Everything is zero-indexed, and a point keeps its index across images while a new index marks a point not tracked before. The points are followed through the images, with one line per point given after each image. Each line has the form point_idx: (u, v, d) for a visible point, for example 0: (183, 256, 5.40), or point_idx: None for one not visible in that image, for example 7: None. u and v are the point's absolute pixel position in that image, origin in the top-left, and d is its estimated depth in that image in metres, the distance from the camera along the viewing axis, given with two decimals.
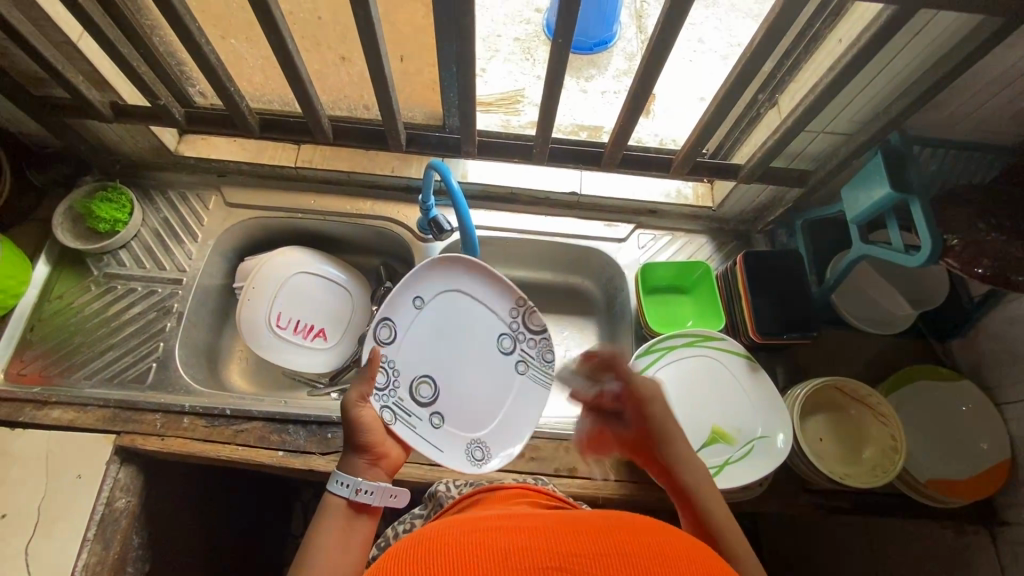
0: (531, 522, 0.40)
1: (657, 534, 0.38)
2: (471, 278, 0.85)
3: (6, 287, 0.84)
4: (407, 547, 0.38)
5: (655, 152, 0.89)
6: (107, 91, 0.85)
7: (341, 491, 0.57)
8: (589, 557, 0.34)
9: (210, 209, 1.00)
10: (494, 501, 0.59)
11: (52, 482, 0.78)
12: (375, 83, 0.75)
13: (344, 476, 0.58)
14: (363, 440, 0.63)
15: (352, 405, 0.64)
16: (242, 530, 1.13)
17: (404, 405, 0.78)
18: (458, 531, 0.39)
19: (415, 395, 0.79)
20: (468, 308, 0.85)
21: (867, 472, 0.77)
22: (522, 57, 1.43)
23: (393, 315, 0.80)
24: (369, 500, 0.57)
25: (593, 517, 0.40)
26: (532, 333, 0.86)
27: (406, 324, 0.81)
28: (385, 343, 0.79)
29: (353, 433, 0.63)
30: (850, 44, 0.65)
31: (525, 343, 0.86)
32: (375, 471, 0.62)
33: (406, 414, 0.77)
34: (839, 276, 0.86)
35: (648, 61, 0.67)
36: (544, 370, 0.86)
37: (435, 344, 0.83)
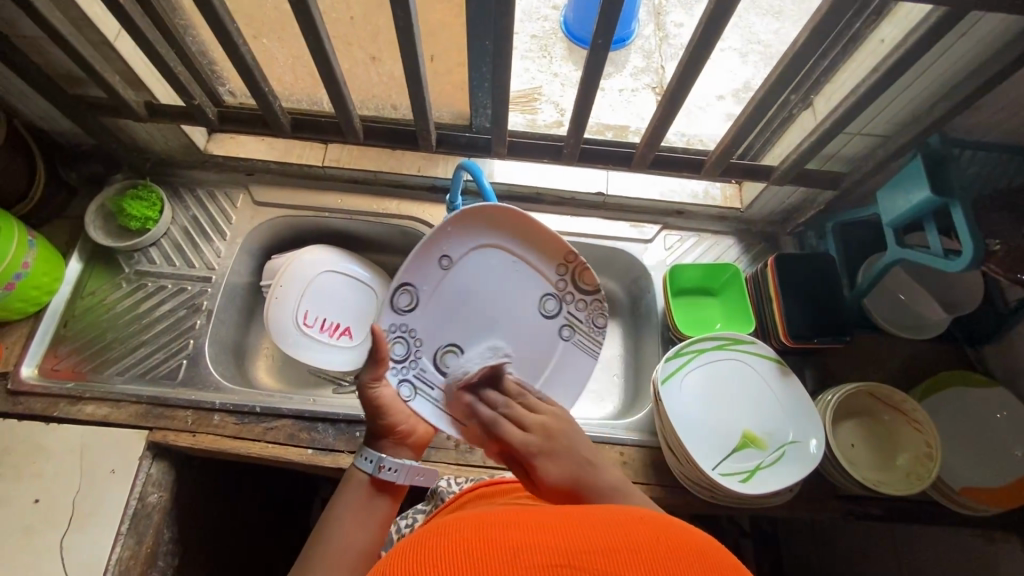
0: (539, 515, 0.39)
1: (672, 533, 0.36)
2: (510, 232, 0.75)
3: (41, 284, 0.86)
4: (413, 545, 0.36)
5: (686, 153, 0.88)
6: (141, 91, 0.86)
7: (366, 467, 0.58)
8: (602, 555, 0.33)
9: (238, 207, 1.00)
10: (498, 496, 0.59)
11: (87, 476, 0.79)
12: (409, 83, 0.75)
13: (368, 453, 0.59)
14: (386, 420, 0.63)
15: (367, 387, 0.62)
16: (266, 523, 1.14)
17: (426, 376, 0.70)
18: (465, 526, 0.37)
19: (441, 363, 0.72)
20: (506, 266, 0.76)
21: (901, 480, 0.76)
22: (539, 54, 1.42)
23: (414, 278, 0.70)
24: (393, 477, 0.58)
25: (605, 510, 0.39)
26: (581, 294, 0.80)
27: (433, 285, 0.71)
28: (404, 309, 0.70)
29: (375, 414, 0.63)
30: (896, 44, 0.64)
31: (571, 305, 0.80)
32: (400, 450, 0.63)
33: (428, 387, 0.69)
34: (873, 280, 0.84)
35: (686, 62, 0.67)
36: (590, 335, 0.82)
37: (462, 305, 0.74)
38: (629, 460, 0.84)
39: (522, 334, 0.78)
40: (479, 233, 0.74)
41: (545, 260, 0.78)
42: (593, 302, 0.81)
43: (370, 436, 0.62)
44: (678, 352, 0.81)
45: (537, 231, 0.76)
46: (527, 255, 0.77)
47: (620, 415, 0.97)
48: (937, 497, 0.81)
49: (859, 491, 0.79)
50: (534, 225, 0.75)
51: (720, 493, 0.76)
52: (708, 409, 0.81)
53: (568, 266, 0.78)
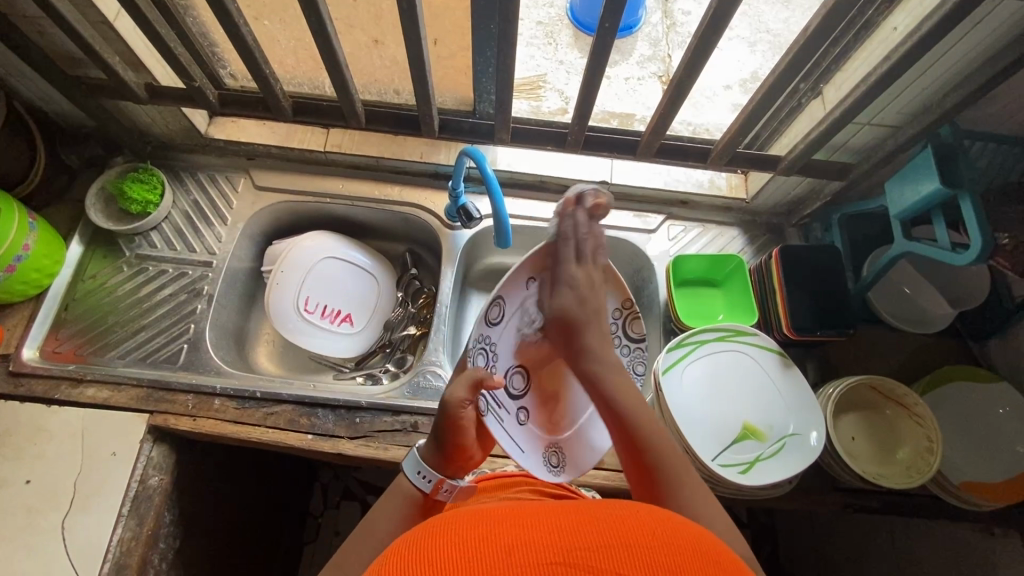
0: (534, 509, 0.38)
1: (663, 527, 0.36)
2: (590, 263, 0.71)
3: (42, 267, 0.86)
4: (405, 548, 0.36)
5: (692, 142, 0.87)
6: (142, 72, 0.85)
7: (422, 484, 0.58)
8: (595, 551, 0.33)
9: (239, 192, 1.00)
10: (495, 489, 0.64)
11: (89, 459, 0.79)
12: (411, 66, 0.73)
13: (426, 471, 0.59)
14: (458, 442, 0.59)
15: (457, 404, 0.57)
16: (266, 506, 1.15)
17: (495, 395, 0.64)
18: (458, 524, 0.37)
19: (508, 385, 0.66)
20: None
21: (901, 473, 0.76)
22: (544, 41, 1.40)
23: (507, 292, 0.64)
24: (446, 498, 0.59)
25: (596, 505, 0.39)
26: (631, 340, 0.76)
27: (516, 306, 0.65)
28: (492, 322, 0.63)
29: (450, 433, 0.59)
30: (911, 31, 0.62)
31: (620, 349, 0.76)
32: (455, 470, 0.61)
33: (496, 406, 0.64)
34: (879, 273, 0.83)
35: (693, 48, 0.65)
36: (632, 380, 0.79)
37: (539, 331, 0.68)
38: None
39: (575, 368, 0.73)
40: None
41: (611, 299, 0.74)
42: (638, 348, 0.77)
43: (433, 444, 0.60)
44: (679, 343, 0.81)
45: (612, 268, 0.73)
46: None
47: None
48: (937, 492, 0.80)
49: (858, 484, 0.79)
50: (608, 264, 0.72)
51: (722, 485, 0.76)
52: (709, 400, 0.81)
53: (624, 310, 0.75)
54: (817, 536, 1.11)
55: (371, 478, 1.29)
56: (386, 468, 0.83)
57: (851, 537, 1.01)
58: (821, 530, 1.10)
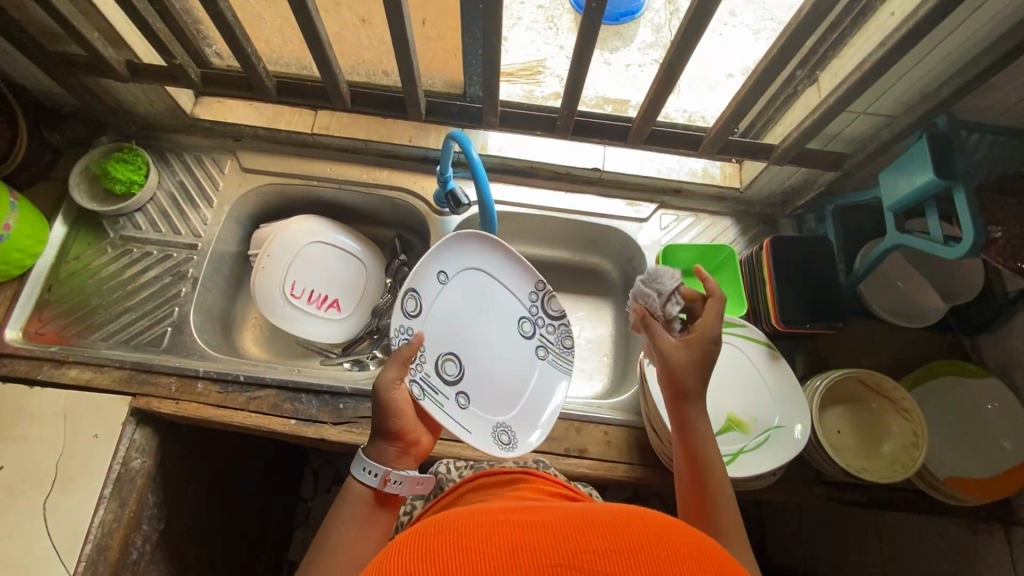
0: (540, 515, 0.38)
1: (670, 531, 0.36)
2: (493, 255, 0.82)
3: (23, 247, 0.84)
4: (402, 544, 0.36)
5: (684, 129, 0.85)
6: (123, 49, 0.83)
7: (370, 480, 0.58)
8: (593, 549, 0.33)
9: (226, 173, 0.98)
10: (496, 487, 0.61)
11: (70, 441, 0.79)
12: (395, 46, 0.71)
13: (369, 465, 0.58)
14: (393, 428, 0.62)
15: (388, 384, 0.62)
16: (255, 491, 1.15)
17: (430, 381, 0.73)
18: (457, 523, 0.37)
19: (440, 372, 0.75)
20: (489, 288, 0.83)
21: (885, 467, 0.75)
22: (545, 26, 1.37)
23: (419, 286, 0.76)
24: (398, 489, 0.58)
25: (596, 508, 0.39)
26: (552, 318, 0.87)
27: (431, 297, 0.77)
28: (411, 313, 0.74)
29: (383, 420, 0.62)
30: (906, 16, 0.61)
31: (545, 328, 0.86)
32: (402, 460, 0.62)
33: (433, 391, 0.72)
34: (870, 266, 0.82)
35: (683, 30, 0.63)
36: (563, 357, 0.86)
37: (456, 319, 0.80)
38: (613, 440, 0.83)
39: (503, 352, 0.82)
40: (468, 256, 0.81)
41: (524, 284, 0.85)
42: (562, 325, 0.87)
43: (372, 441, 0.62)
44: None
45: (515, 257, 0.84)
46: (509, 281, 0.84)
47: (607, 395, 0.97)
48: (922, 487, 0.79)
49: (843, 478, 0.78)
50: (509, 251, 0.83)
51: None
52: None
53: (540, 291, 0.85)
54: (805, 528, 1.11)
55: None
56: None
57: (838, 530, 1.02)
58: (808, 522, 1.10)
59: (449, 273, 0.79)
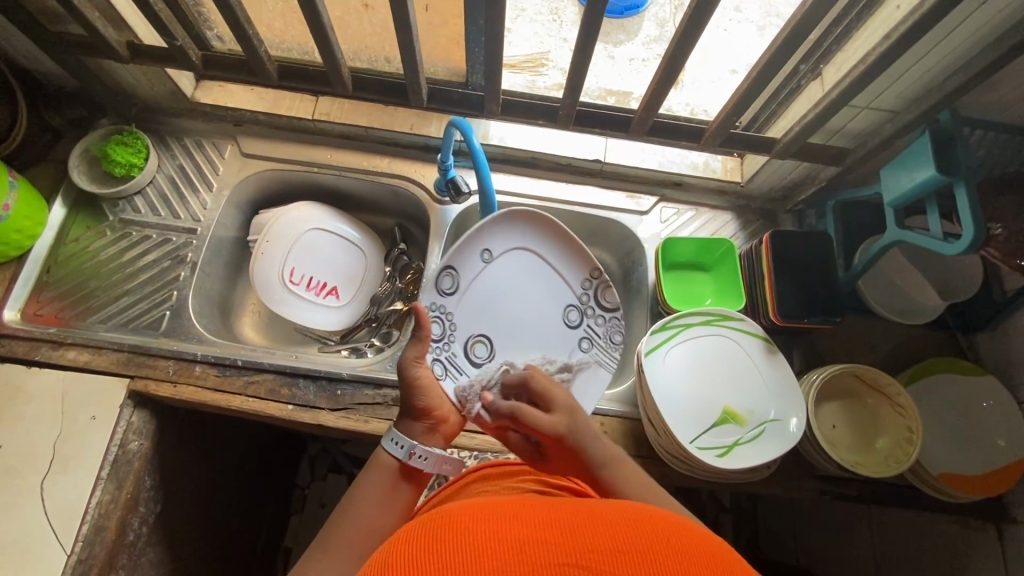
0: (546, 510, 0.39)
1: (678, 532, 0.36)
2: (543, 239, 0.82)
3: (22, 228, 0.84)
4: (412, 538, 0.37)
5: (686, 122, 0.85)
6: (124, 30, 0.82)
7: (396, 451, 0.59)
8: (598, 547, 0.34)
9: (226, 158, 0.98)
10: (500, 478, 0.61)
11: (69, 422, 0.79)
12: (398, 33, 0.71)
13: (399, 437, 0.60)
14: (420, 404, 0.64)
15: (412, 362, 0.64)
16: (252, 477, 1.16)
17: (456, 362, 0.77)
18: (465, 516, 0.38)
19: (469, 353, 0.79)
20: (540, 270, 0.83)
21: (879, 462, 0.76)
22: (549, 17, 1.36)
23: (460, 264, 0.79)
24: (422, 464, 0.59)
25: (603, 507, 0.39)
26: (604, 310, 0.84)
27: (473, 275, 0.80)
28: (447, 291, 0.79)
29: (410, 396, 0.64)
30: (911, 10, 0.60)
31: (593, 319, 0.84)
32: (431, 438, 0.64)
33: (456, 371, 0.77)
34: (869, 261, 0.81)
35: (688, 19, 0.63)
36: (609, 353, 0.84)
37: (497, 300, 0.82)
38: (609, 430, 0.83)
39: (545, 336, 0.83)
40: (517, 236, 0.82)
41: (574, 270, 0.83)
42: (613, 318, 0.84)
43: (401, 415, 0.64)
44: (664, 326, 0.80)
45: (570, 240, 0.82)
46: (558, 265, 0.83)
47: None
48: (915, 481, 0.80)
49: (836, 472, 0.79)
50: (570, 236, 0.81)
51: (699, 468, 0.75)
52: (691, 384, 0.80)
53: (595, 281, 0.83)
54: (800, 522, 1.11)
55: (359, 452, 1.30)
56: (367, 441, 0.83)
57: (832, 525, 1.02)
58: (803, 516, 1.10)
59: (492, 253, 0.80)
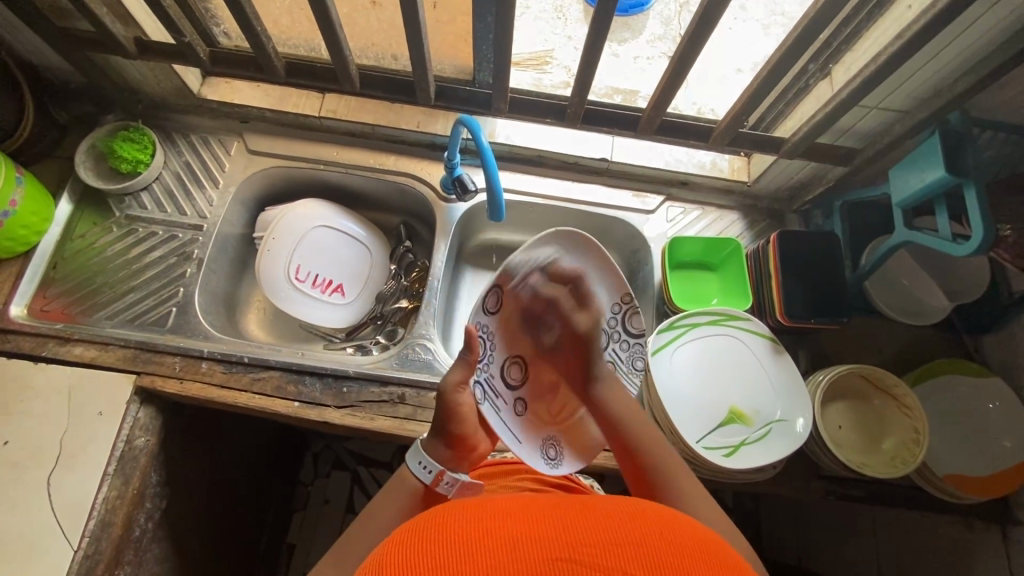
0: (538, 507, 0.40)
1: (664, 525, 0.39)
2: (586, 257, 0.70)
3: (29, 223, 0.84)
4: (413, 535, 0.38)
5: (694, 120, 0.84)
6: (132, 26, 0.82)
7: (422, 474, 0.61)
8: (592, 540, 0.36)
9: (232, 155, 0.98)
10: (497, 476, 0.69)
11: (75, 418, 0.79)
12: (407, 31, 0.71)
13: (426, 461, 0.61)
14: (454, 430, 0.62)
15: (453, 388, 0.62)
16: (255, 474, 1.16)
17: (494, 384, 0.64)
18: (463, 515, 0.39)
19: (505, 375, 0.66)
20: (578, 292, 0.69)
21: (885, 463, 0.76)
22: (553, 15, 1.36)
23: (504, 279, 0.64)
24: (447, 490, 0.61)
25: (595, 501, 0.41)
26: (629, 335, 0.74)
27: (511, 294, 0.65)
28: (489, 309, 0.63)
29: (444, 419, 0.63)
30: (924, 10, 0.60)
31: (618, 345, 0.74)
32: (459, 463, 0.63)
33: (493, 395, 0.64)
34: (876, 263, 0.83)
35: (699, 18, 0.62)
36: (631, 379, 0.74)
37: (530, 322, 0.68)
38: None
39: None
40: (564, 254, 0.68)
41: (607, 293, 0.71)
42: (636, 343, 0.74)
43: (433, 436, 0.63)
44: (670, 325, 0.81)
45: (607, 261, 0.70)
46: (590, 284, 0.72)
47: None
48: (921, 483, 0.80)
49: (842, 472, 0.79)
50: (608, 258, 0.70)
51: (706, 468, 0.75)
52: (697, 383, 0.80)
53: (623, 306, 0.72)
54: (803, 522, 1.12)
55: (362, 449, 1.30)
56: (373, 439, 0.83)
57: (835, 526, 1.02)
58: (806, 516, 1.11)
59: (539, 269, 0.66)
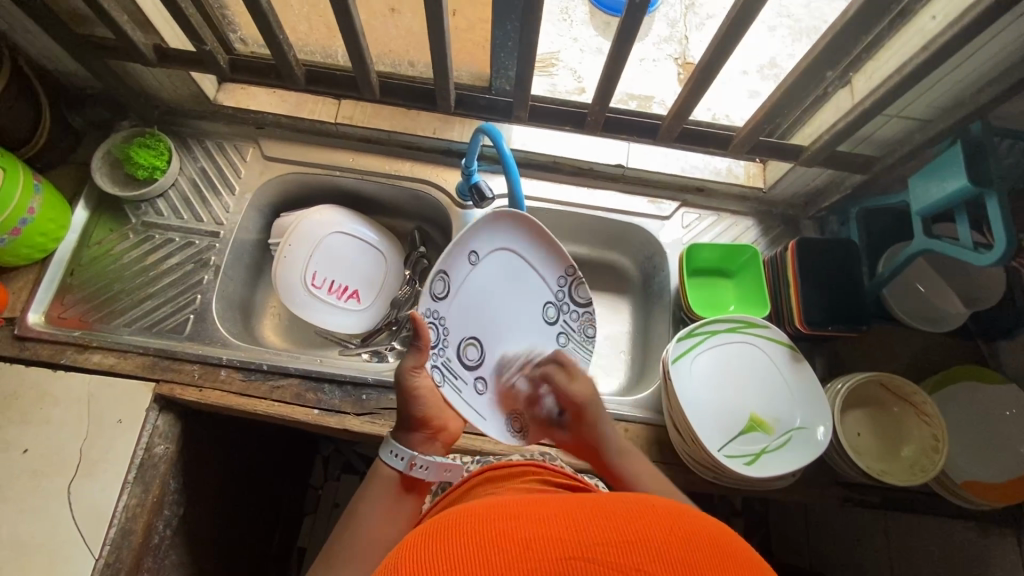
0: (552, 507, 0.38)
1: (689, 525, 0.36)
2: (528, 239, 0.78)
3: (47, 231, 0.84)
4: (416, 544, 0.35)
5: (715, 128, 0.84)
6: (151, 33, 0.82)
7: (395, 462, 0.61)
8: (608, 541, 0.33)
9: (248, 161, 0.98)
10: (508, 479, 0.58)
11: (95, 426, 0.79)
12: (431, 40, 0.71)
13: (399, 449, 0.61)
14: (417, 413, 0.64)
15: (407, 372, 0.64)
16: (268, 478, 1.16)
17: (451, 367, 0.68)
18: (471, 515, 0.37)
19: (462, 356, 0.70)
20: (519, 271, 0.77)
21: (905, 471, 0.77)
22: (559, 17, 1.35)
23: (450, 267, 0.69)
24: (423, 474, 0.61)
25: (605, 500, 0.39)
26: (577, 306, 0.83)
27: (460, 281, 0.70)
28: (439, 295, 0.67)
29: (408, 405, 0.64)
30: (950, 21, 0.60)
31: (569, 316, 0.83)
32: (431, 446, 0.65)
33: (453, 376, 0.68)
34: (895, 271, 0.83)
35: (727, 28, 0.62)
36: (585, 347, 0.84)
37: (482, 304, 0.73)
38: (634, 437, 0.83)
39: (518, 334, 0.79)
40: (504, 237, 0.75)
41: (551, 268, 0.80)
42: (584, 314, 0.84)
43: (399, 426, 0.64)
44: (689, 333, 0.80)
45: (547, 241, 0.78)
46: (535, 264, 0.79)
47: (624, 393, 0.97)
48: (938, 490, 0.81)
49: (861, 479, 0.79)
50: (547, 237, 0.79)
51: (727, 475, 0.75)
52: (716, 391, 0.81)
53: (569, 277, 0.82)
54: (814, 526, 1.12)
55: (372, 453, 1.30)
56: None
57: (848, 528, 1.03)
58: (819, 520, 1.11)
59: (481, 254, 0.72)
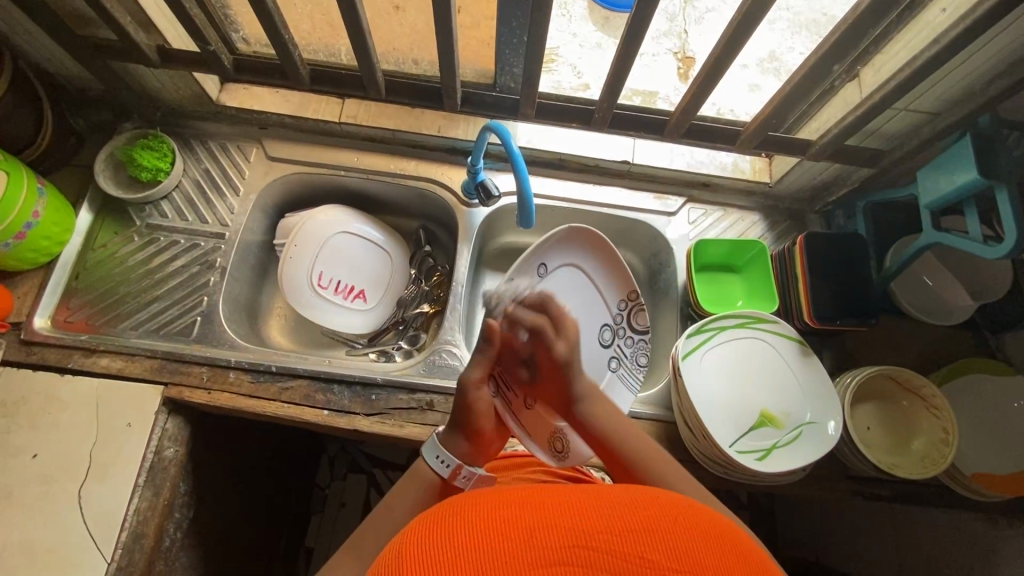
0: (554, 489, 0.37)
1: (690, 514, 0.36)
2: (597, 258, 0.77)
3: (51, 234, 0.84)
4: (420, 534, 0.35)
5: (722, 123, 0.84)
6: (154, 34, 0.81)
7: (440, 468, 0.60)
8: (611, 529, 0.33)
9: (252, 162, 0.97)
10: (516, 468, 0.69)
11: (105, 430, 0.79)
12: (438, 39, 0.71)
13: (445, 455, 0.61)
14: (473, 425, 0.63)
15: (472, 382, 0.63)
16: (276, 480, 1.16)
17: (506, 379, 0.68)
18: (475, 503, 0.36)
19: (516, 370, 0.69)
20: (583, 290, 0.77)
21: (916, 463, 0.77)
22: (558, 12, 1.34)
23: (518, 278, 0.69)
24: (465, 484, 0.60)
25: (609, 487, 0.38)
26: (633, 331, 0.81)
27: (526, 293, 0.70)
28: (503, 305, 0.67)
29: (464, 415, 0.63)
30: (960, 14, 0.60)
31: (623, 340, 0.81)
32: (476, 458, 0.63)
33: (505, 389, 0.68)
34: (903, 265, 0.82)
35: (737, 24, 0.62)
36: (634, 373, 0.81)
37: None
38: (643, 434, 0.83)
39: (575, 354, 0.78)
40: (572, 254, 0.75)
41: (614, 291, 0.79)
42: (640, 340, 0.82)
43: (449, 431, 0.63)
44: (699, 329, 0.80)
45: (615, 263, 0.77)
46: (598, 284, 0.78)
47: None
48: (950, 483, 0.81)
49: (872, 473, 0.79)
50: (616, 259, 0.77)
51: (738, 471, 0.76)
52: (725, 386, 0.81)
53: (630, 303, 0.80)
54: (820, 519, 1.12)
55: (377, 452, 1.30)
56: (402, 445, 0.83)
57: (855, 521, 1.03)
58: (826, 514, 1.11)
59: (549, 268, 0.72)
